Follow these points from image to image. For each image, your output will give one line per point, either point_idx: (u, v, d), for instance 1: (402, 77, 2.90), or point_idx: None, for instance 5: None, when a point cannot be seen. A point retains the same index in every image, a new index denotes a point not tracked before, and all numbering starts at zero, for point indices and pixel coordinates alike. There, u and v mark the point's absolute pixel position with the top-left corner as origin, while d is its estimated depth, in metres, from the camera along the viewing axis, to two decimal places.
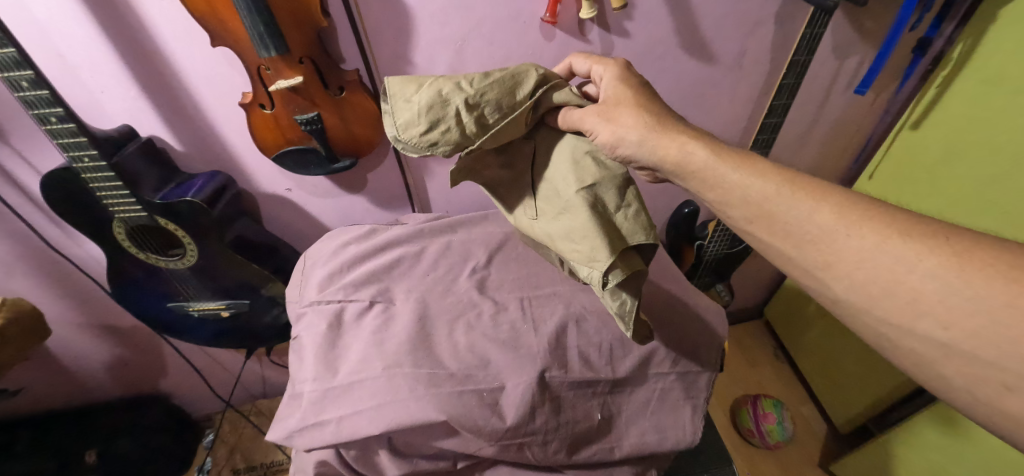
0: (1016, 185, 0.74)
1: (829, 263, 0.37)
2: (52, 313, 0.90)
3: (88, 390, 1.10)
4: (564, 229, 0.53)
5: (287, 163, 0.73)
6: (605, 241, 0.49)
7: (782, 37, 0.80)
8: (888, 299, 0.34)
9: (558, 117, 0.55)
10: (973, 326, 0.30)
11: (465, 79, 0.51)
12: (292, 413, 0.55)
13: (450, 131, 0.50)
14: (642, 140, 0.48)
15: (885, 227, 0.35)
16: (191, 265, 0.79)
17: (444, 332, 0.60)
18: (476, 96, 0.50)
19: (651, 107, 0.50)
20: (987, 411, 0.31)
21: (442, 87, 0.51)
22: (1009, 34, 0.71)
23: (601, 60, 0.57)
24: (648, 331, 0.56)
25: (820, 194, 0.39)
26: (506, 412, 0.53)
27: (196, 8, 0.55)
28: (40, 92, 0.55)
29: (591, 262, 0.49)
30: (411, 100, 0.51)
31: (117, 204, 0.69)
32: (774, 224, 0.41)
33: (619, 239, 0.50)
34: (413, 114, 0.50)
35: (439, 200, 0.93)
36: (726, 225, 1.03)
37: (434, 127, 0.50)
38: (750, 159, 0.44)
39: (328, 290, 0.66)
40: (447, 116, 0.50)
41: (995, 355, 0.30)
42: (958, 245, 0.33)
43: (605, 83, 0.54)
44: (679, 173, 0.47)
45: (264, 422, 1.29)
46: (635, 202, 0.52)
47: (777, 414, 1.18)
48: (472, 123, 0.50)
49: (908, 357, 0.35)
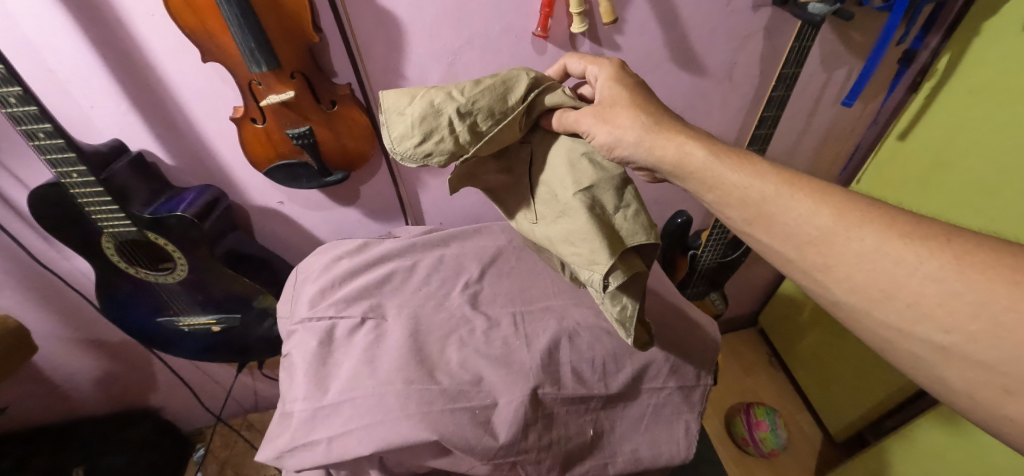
0: (1003, 194, 0.75)
1: (829, 265, 0.37)
2: (39, 329, 0.89)
3: (75, 407, 1.08)
4: (564, 232, 0.52)
5: (279, 177, 0.73)
6: (605, 243, 0.48)
7: (771, 50, 0.81)
8: (888, 303, 0.34)
9: (553, 118, 0.55)
10: (973, 330, 0.31)
11: (456, 88, 0.52)
12: (282, 433, 0.54)
13: (444, 141, 0.50)
14: (639, 141, 0.48)
15: (885, 228, 0.35)
16: (181, 280, 0.78)
17: (436, 348, 0.60)
18: (468, 104, 0.50)
19: (648, 107, 0.50)
20: (989, 414, 0.32)
21: (434, 98, 0.51)
22: (994, 46, 0.72)
23: (596, 61, 0.57)
24: (648, 337, 0.56)
25: (817, 195, 0.39)
26: (498, 430, 0.53)
27: (187, 24, 0.55)
28: (29, 108, 0.55)
29: (591, 265, 0.49)
30: (403, 112, 0.51)
31: (104, 219, 0.68)
32: (772, 226, 0.41)
33: (618, 240, 0.50)
34: (407, 126, 0.50)
35: (433, 211, 0.93)
36: (718, 236, 1.04)
37: (428, 138, 0.50)
38: (747, 159, 0.44)
39: (319, 306, 0.65)
40: (440, 126, 0.50)
41: (997, 359, 0.30)
42: (959, 248, 0.33)
43: (600, 84, 0.54)
44: (677, 173, 0.47)
45: (256, 436, 1.28)
46: (633, 202, 0.52)
47: (770, 422, 1.20)
48: (465, 132, 0.50)
49: (908, 361, 0.35)
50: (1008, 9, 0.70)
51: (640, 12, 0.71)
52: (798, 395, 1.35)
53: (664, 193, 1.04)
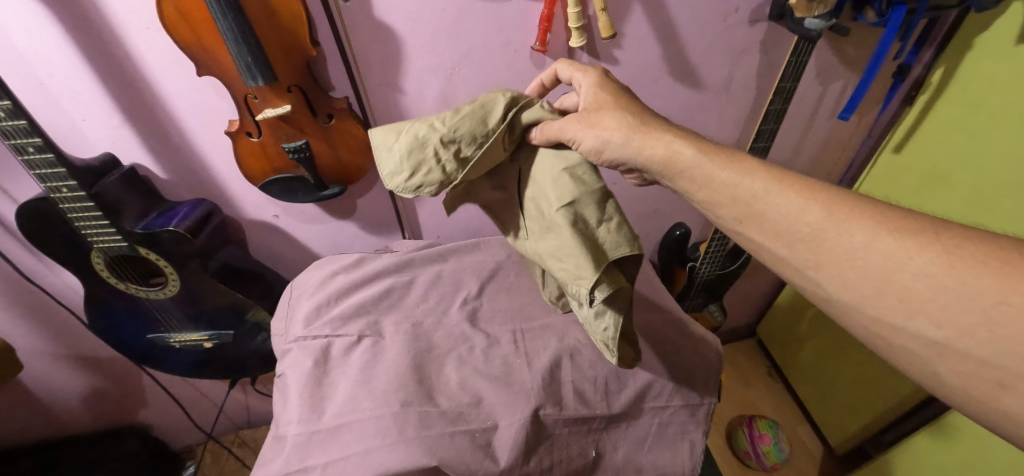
0: (998, 195, 0.74)
1: (820, 262, 0.37)
2: (25, 346, 0.86)
3: (62, 424, 1.05)
4: (551, 248, 0.51)
5: (274, 191, 0.72)
6: (591, 258, 0.47)
7: (767, 64, 0.82)
8: (882, 300, 0.34)
9: (534, 132, 0.53)
10: (965, 324, 0.30)
11: (439, 118, 0.51)
12: (274, 457, 0.52)
13: (433, 172, 0.50)
14: (627, 141, 0.48)
15: (876, 224, 0.35)
16: (172, 296, 0.77)
17: (434, 368, 0.59)
18: (451, 132, 0.50)
19: (636, 110, 0.50)
20: (988, 412, 0.31)
21: (418, 131, 0.51)
22: (987, 60, 0.73)
23: (582, 67, 0.56)
24: (633, 353, 0.55)
25: (809, 192, 0.39)
26: (499, 454, 0.52)
27: (182, 38, 0.54)
28: (18, 122, 0.53)
29: (578, 279, 0.47)
30: (391, 149, 0.51)
31: (95, 234, 0.66)
32: (763, 223, 0.40)
33: (602, 253, 0.49)
34: (396, 162, 0.51)
35: (429, 224, 0.92)
36: (715, 249, 1.04)
37: (417, 170, 0.50)
38: (738, 158, 0.44)
39: (314, 325, 0.64)
40: (426, 158, 0.50)
41: (990, 353, 0.29)
42: (949, 242, 0.32)
43: (584, 91, 0.54)
44: (667, 173, 0.46)
45: (247, 454, 1.25)
46: (614, 215, 0.50)
47: (773, 435, 1.19)
48: (452, 161, 0.50)
49: (903, 358, 0.34)
50: (1000, 22, 0.71)
51: (639, 26, 0.72)
52: (798, 407, 1.34)
53: (663, 205, 1.04)
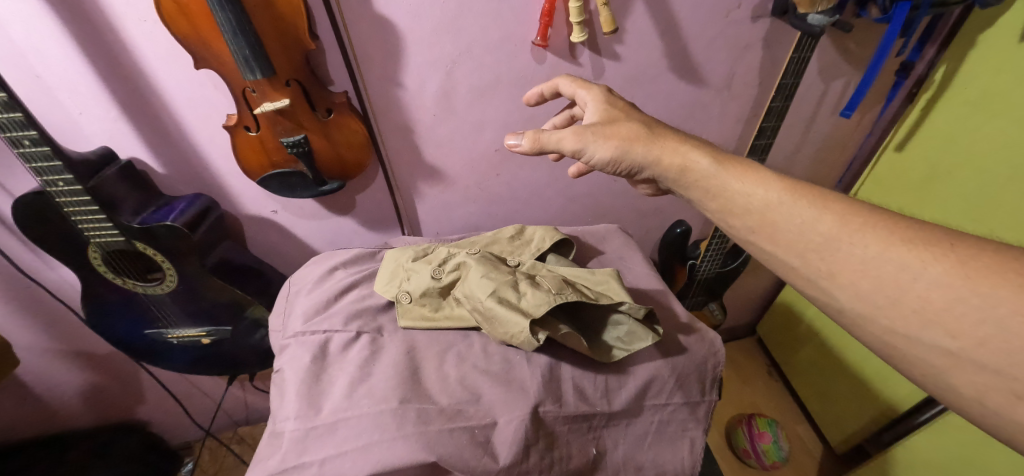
0: (998, 199, 0.74)
1: (833, 272, 0.37)
2: (21, 341, 0.86)
3: (59, 420, 1.05)
4: (496, 327, 0.57)
5: (273, 187, 0.71)
6: (517, 314, 0.55)
7: (770, 62, 0.81)
8: (895, 309, 0.34)
9: (524, 138, 0.53)
10: (979, 335, 0.30)
11: (415, 249, 0.71)
12: (272, 453, 0.52)
13: (398, 292, 0.64)
14: (647, 151, 0.49)
15: (887, 234, 0.35)
16: (170, 291, 0.76)
17: (434, 366, 0.58)
18: (411, 265, 0.66)
19: (649, 122, 0.51)
20: (1001, 421, 0.30)
21: (399, 258, 0.70)
22: (991, 62, 0.73)
23: (585, 85, 0.59)
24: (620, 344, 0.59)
25: (821, 202, 0.40)
26: (498, 451, 0.52)
27: (179, 31, 0.53)
28: (13, 115, 0.52)
29: (518, 334, 0.55)
30: (384, 276, 0.68)
31: (92, 229, 0.66)
32: (775, 233, 0.41)
33: (527, 312, 0.56)
34: (384, 282, 0.67)
35: (429, 221, 0.92)
36: (716, 247, 1.03)
37: (394, 290, 0.65)
38: (752, 169, 0.45)
39: (314, 320, 0.63)
40: (398, 284, 0.65)
41: (1006, 364, 0.29)
42: (963, 253, 0.32)
43: (589, 106, 0.56)
44: (682, 182, 0.48)
45: (245, 451, 1.24)
46: (528, 290, 0.58)
47: (773, 434, 1.18)
48: (410, 287, 0.64)
49: (914, 365, 0.34)
50: (1003, 21, 0.71)
51: (640, 21, 0.71)
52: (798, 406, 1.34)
53: (664, 203, 1.03)
